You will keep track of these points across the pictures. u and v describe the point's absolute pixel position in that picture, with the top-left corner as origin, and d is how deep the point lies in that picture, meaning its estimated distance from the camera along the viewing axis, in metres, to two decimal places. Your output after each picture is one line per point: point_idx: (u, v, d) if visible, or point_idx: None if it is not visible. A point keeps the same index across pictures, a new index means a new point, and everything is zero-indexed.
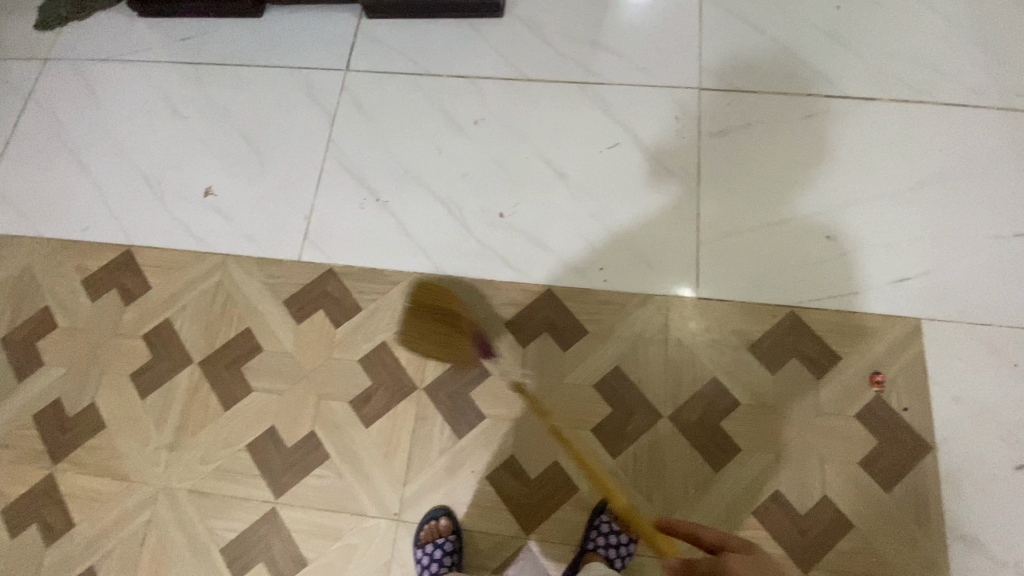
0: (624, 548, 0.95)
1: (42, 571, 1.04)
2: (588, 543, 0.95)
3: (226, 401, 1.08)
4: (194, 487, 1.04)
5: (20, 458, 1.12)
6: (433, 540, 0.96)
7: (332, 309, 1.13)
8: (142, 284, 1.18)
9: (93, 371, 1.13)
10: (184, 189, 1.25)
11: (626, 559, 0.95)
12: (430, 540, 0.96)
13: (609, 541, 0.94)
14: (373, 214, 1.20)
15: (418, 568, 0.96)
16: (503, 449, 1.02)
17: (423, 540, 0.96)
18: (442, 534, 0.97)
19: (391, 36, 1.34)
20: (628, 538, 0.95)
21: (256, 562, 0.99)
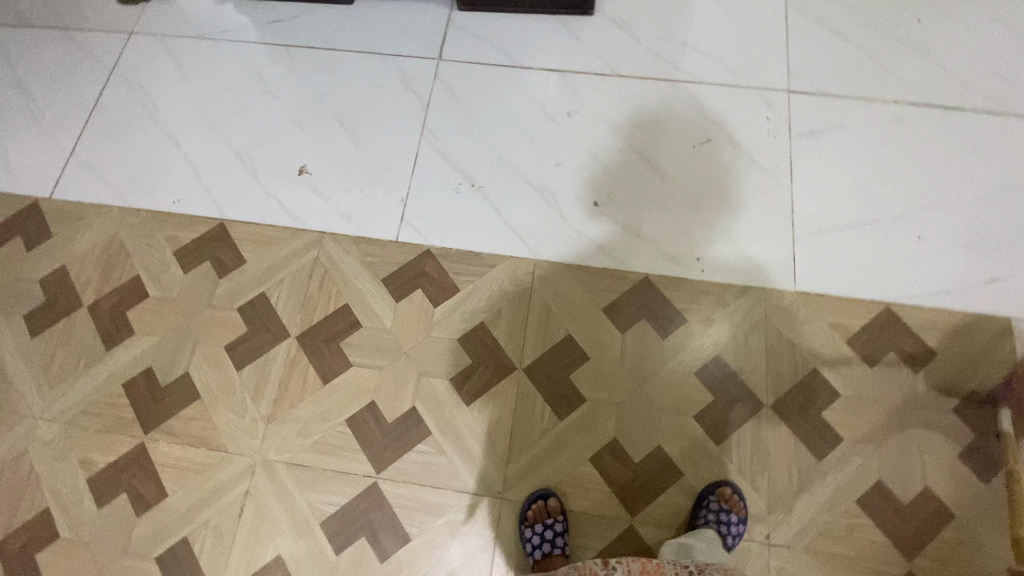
0: (736, 527, 0.94)
1: (129, 544, 0.99)
2: (699, 518, 0.95)
3: (326, 376, 1.09)
4: (294, 461, 1.03)
5: (107, 427, 1.07)
6: (542, 520, 0.96)
7: (431, 289, 1.14)
8: (237, 257, 1.18)
9: (186, 341, 1.12)
10: (279, 167, 1.26)
11: (737, 538, 0.94)
12: (539, 520, 0.96)
13: (721, 518, 0.93)
14: (468, 198, 1.22)
15: (528, 550, 0.95)
16: (607, 433, 1.03)
17: (531, 519, 0.96)
18: (550, 515, 0.97)
19: (483, 29, 1.37)
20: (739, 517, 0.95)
21: (358, 536, 0.99)
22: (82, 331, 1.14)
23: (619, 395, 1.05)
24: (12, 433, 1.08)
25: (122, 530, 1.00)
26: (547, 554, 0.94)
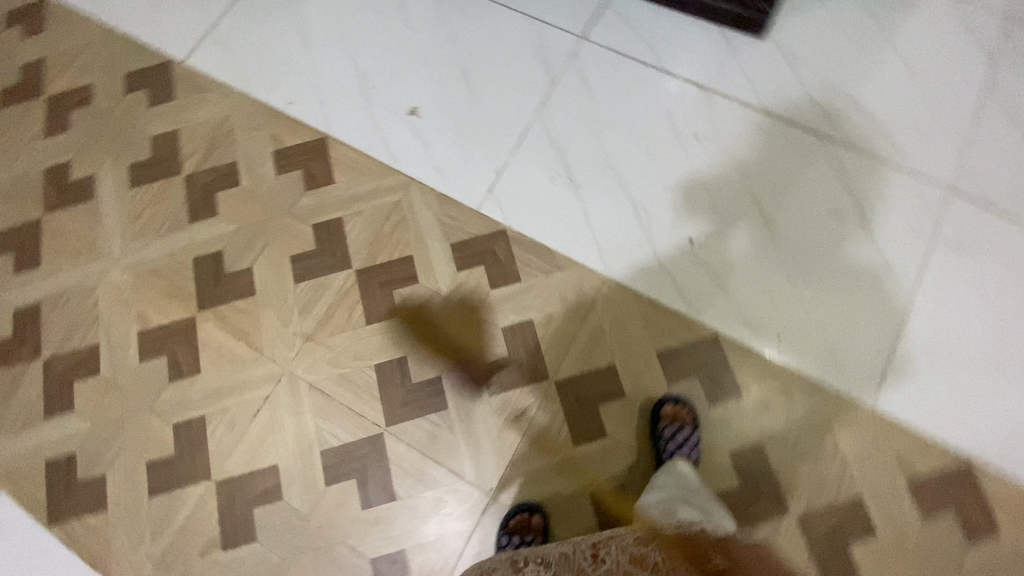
0: (692, 438, 0.97)
1: (156, 402, 1.07)
2: (663, 454, 0.96)
3: (370, 318, 1.10)
4: (316, 384, 1.07)
5: (168, 291, 1.13)
6: (521, 532, 0.95)
7: (494, 270, 1.11)
8: (327, 175, 1.19)
9: (258, 239, 1.16)
10: (392, 100, 1.25)
11: (697, 448, 0.98)
12: (519, 531, 0.95)
13: (677, 442, 0.95)
14: (562, 191, 1.16)
15: (500, 553, 0.95)
16: (616, 475, 0.99)
17: (511, 528, 0.95)
18: (531, 529, 0.95)
19: (638, 20, 1.27)
20: (689, 429, 0.98)
21: (350, 477, 1.01)
22: (174, 197, 1.20)
23: (642, 444, 1.00)
24: (91, 267, 1.17)
25: (154, 388, 1.08)
26: None
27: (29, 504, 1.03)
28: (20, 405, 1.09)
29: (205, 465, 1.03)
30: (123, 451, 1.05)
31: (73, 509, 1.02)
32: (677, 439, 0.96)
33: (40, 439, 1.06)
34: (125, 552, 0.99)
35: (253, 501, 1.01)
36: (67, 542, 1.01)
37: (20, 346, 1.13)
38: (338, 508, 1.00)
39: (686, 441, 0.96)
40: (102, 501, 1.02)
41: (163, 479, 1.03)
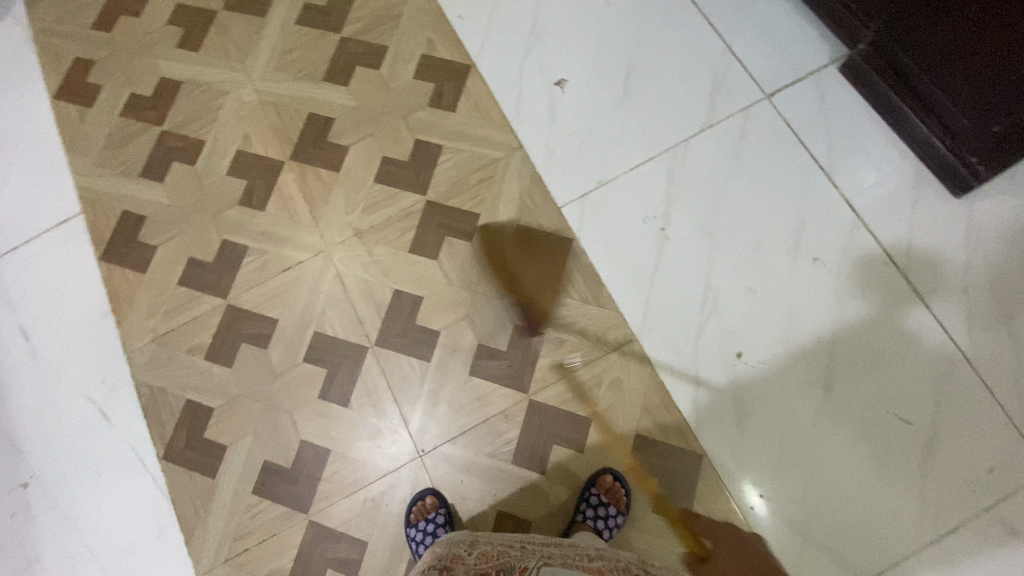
0: (613, 521, 0.95)
1: (220, 214, 1.19)
2: (578, 514, 0.96)
3: (414, 248, 1.14)
4: (341, 276, 1.14)
5: (275, 129, 1.23)
6: (422, 518, 0.97)
7: (540, 270, 1.09)
8: (452, 101, 1.20)
9: (366, 126, 1.20)
10: (548, 62, 1.21)
11: (613, 531, 0.95)
12: (419, 519, 0.97)
13: (597, 513, 0.94)
14: (648, 235, 1.09)
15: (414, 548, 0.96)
16: (531, 510, 0.99)
17: (412, 519, 0.97)
18: (430, 512, 0.98)
19: (834, 110, 1.12)
20: (617, 512, 0.96)
21: (322, 366, 1.09)
22: (323, 51, 1.26)
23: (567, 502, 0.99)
24: (232, 74, 1.28)
25: (224, 202, 1.20)
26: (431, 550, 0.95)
27: (100, 236, 1.22)
28: (130, 156, 1.26)
29: (226, 286, 1.15)
30: (178, 237, 1.19)
31: (123, 258, 1.19)
32: (597, 509, 0.95)
33: (130, 191, 1.23)
34: (140, 314, 1.16)
35: (244, 337, 1.12)
36: (109, 280, 1.19)
37: (153, 109, 1.28)
38: (300, 385, 1.09)
39: (606, 517, 0.95)
40: (144, 266, 1.18)
41: (192, 277, 1.16)
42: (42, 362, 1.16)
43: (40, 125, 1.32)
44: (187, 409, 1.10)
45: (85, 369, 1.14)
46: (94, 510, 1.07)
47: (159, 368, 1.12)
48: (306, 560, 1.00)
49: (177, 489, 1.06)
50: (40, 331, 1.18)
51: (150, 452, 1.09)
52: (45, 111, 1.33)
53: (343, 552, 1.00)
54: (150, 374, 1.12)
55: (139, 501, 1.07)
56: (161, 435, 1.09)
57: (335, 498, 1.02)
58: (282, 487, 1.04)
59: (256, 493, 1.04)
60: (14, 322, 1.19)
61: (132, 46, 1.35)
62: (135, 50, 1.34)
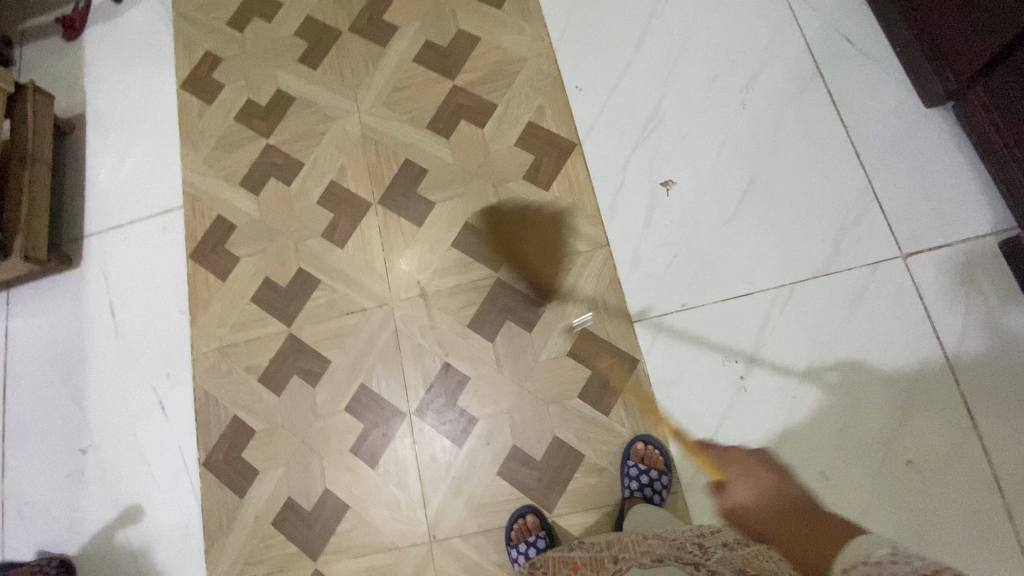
0: None
1: (303, 242, 1.23)
2: None
3: (474, 325, 1.11)
4: (398, 334, 1.14)
5: (371, 168, 1.24)
6: (524, 539, 0.96)
7: (595, 385, 1.03)
8: (549, 178, 1.14)
9: (458, 186, 1.19)
10: (660, 158, 1.11)
11: None
12: (521, 539, 0.97)
13: None
14: (723, 380, 1.00)
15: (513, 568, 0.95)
16: None
17: (515, 539, 0.97)
18: (532, 533, 0.97)
19: (979, 291, 0.97)
20: None
21: (360, 419, 1.10)
22: (434, 98, 1.25)
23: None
24: (342, 100, 1.29)
25: (309, 230, 1.23)
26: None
27: (193, 234, 1.29)
28: (234, 162, 1.31)
29: (291, 314, 1.19)
30: (259, 254, 1.24)
31: (208, 262, 1.26)
32: None
33: (228, 197, 1.29)
34: (211, 320, 1.22)
35: (296, 369, 1.15)
36: (192, 279, 1.26)
37: (263, 120, 1.32)
38: (335, 432, 1.10)
39: None
40: (225, 274, 1.24)
41: (263, 297, 1.21)
42: (121, 341, 1.25)
43: (164, 111, 1.40)
44: (233, 424, 1.15)
45: (155, 359, 1.23)
46: (138, 493, 1.16)
47: (216, 376, 1.18)
48: None
49: (208, 497, 1.13)
50: (126, 311, 1.27)
51: (193, 455, 1.15)
52: (171, 99, 1.41)
53: None
54: (208, 380, 1.18)
55: (175, 497, 1.14)
56: (206, 442, 1.16)
57: (342, 555, 1.04)
58: (298, 528, 1.07)
59: (275, 525, 1.08)
60: (106, 297, 1.30)
61: (258, 50, 1.39)
62: (261, 55, 1.38)
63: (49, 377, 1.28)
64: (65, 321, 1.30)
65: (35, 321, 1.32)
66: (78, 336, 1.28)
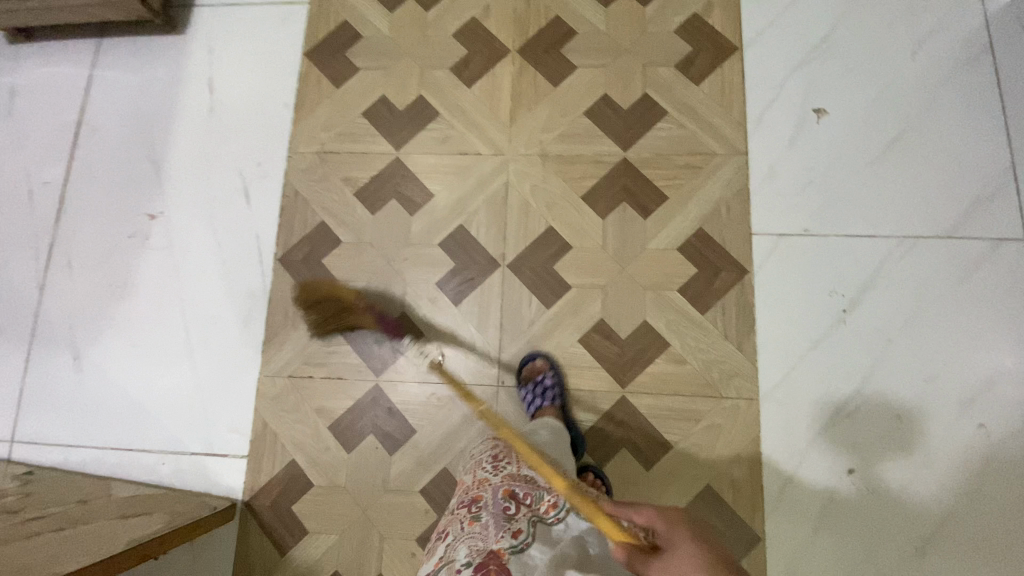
0: None
1: (430, 71, 1.17)
2: None
3: (587, 196, 1.08)
4: (507, 185, 1.11)
5: (518, 15, 1.18)
6: (533, 378, 1.01)
7: (700, 283, 1.02)
8: (702, 75, 1.12)
9: (604, 57, 1.14)
10: (819, 86, 1.10)
11: None
12: (532, 377, 1.01)
13: None
14: (825, 309, 1.01)
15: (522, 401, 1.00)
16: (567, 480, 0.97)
17: (525, 376, 1.02)
18: (541, 373, 1.01)
19: None
20: None
21: (452, 258, 1.09)
22: None
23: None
24: None
25: (438, 61, 1.18)
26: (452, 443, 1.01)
27: (314, 32, 1.22)
28: None
29: (403, 140, 1.15)
30: (382, 71, 1.18)
31: (325, 65, 1.20)
32: None
33: (359, 5, 1.22)
34: (316, 122, 1.17)
35: (396, 194, 1.13)
36: (303, 77, 1.19)
37: None
38: (425, 263, 1.10)
39: None
40: (340, 81, 1.18)
41: (377, 115, 1.17)
42: (214, 119, 1.19)
43: None
44: (319, 229, 1.12)
45: (246, 146, 1.17)
46: (200, 271, 1.12)
47: (310, 179, 1.14)
48: (354, 416, 1.04)
49: (276, 293, 1.09)
50: (224, 91, 1.21)
51: (268, 248, 1.11)
52: None
53: (389, 427, 1.03)
54: (301, 180, 1.14)
55: (240, 286, 1.10)
56: (285, 238, 1.12)
57: (406, 377, 1.05)
58: (366, 342, 1.07)
59: (343, 334, 1.07)
60: (206, 71, 1.22)
61: None
62: None
63: (128, 136, 1.21)
64: (156, 84, 1.23)
65: (126, 77, 1.25)
66: (167, 103, 1.22)
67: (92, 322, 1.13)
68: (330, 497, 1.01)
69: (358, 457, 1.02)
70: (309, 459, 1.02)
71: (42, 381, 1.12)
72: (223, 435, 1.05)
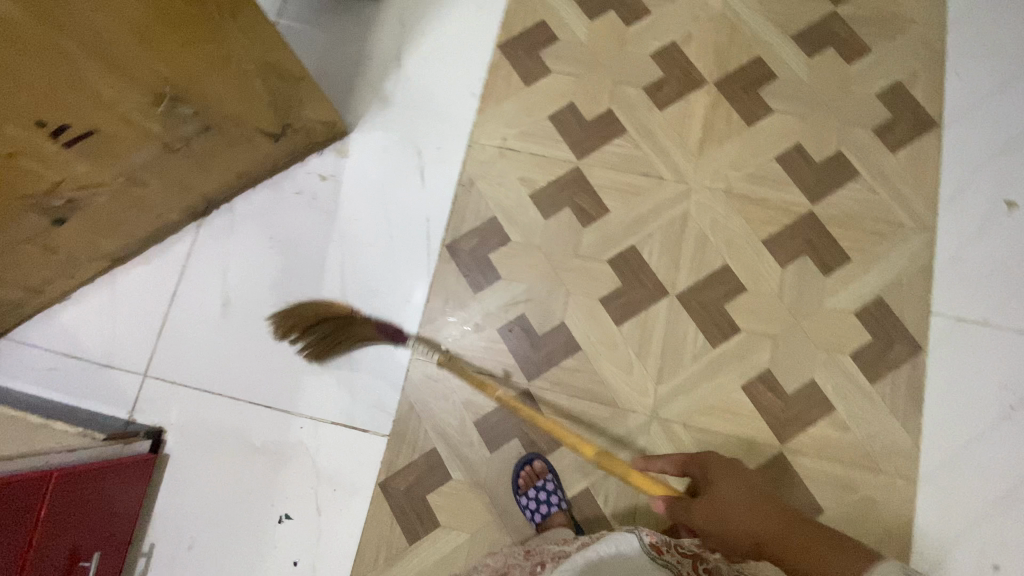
0: None
1: (623, 86, 1.17)
2: None
3: (767, 242, 1.07)
4: (687, 215, 1.09)
5: (719, 48, 1.17)
6: (531, 485, 0.97)
7: (870, 351, 1.02)
8: (898, 145, 1.11)
9: (801, 107, 1.13)
10: (1014, 177, 1.09)
11: None
12: (529, 484, 0.98)
13: None
14: (994, 401, 1.00)
15: (529, 514, 0.96)
16: None
17: (522, 485, 0.98)
18: (538, 477, 0.98)
19: None
20: None
21: (620, 277, 1.08)
22: (809, 15, 1.19)
23: None
24: None
25: (633, 78, 1.17)
26: (545, 515, 0.95)
27: (510, 26, 1.21)
28: None
29: (586, 150, 1.14)
30: (573, 77, 1.18)
31: (517, 61, 1.19)
32: None
33: (560, 8, 1.22)
34: (501, 117, 1.16)
35: (571, 202, 1.12)
36: (494, 69, 1.19)
37: None
38: (592, 278, 1.08)
39: None
40: (532, 79, 1.18)
41: (563, 121, 1.16)
42: (399, 94, 1.18)
43: None
44: (490, 223, 1.11)
45: (429, 126, 1.16)
46: (365, 242, 1.11)
47: (488, 172, 1.14)
48: (502, 417, 1.02)
49: (440, 279, 1.09)
50: (413, 67, 1.20)
51: (438, 233, 1.11)
52: None
53: (535, 435, 1.01)
54: (479, 171, 1.14)
55: (405, 262, 1.10)
56: (456, 226, 1.11)
57: (559, 389, 1.03)
58: (522, 345, 1.05)
59: (500, 332, 1.06)
60: (396, 44, 1.21)
61: None
62: None
63: None
64: (343, 46, 1.22)
65: (312, 33, 1.23)
66: (352, 67, 1.20)
67: (246, 270, 1.11)
68: (467, 494, 1.00)
69: (501, 459, 1.01)
70: (452, 451, 1.01)
71: (184, 321, 1.09)
72: (368, 409, 1.03)
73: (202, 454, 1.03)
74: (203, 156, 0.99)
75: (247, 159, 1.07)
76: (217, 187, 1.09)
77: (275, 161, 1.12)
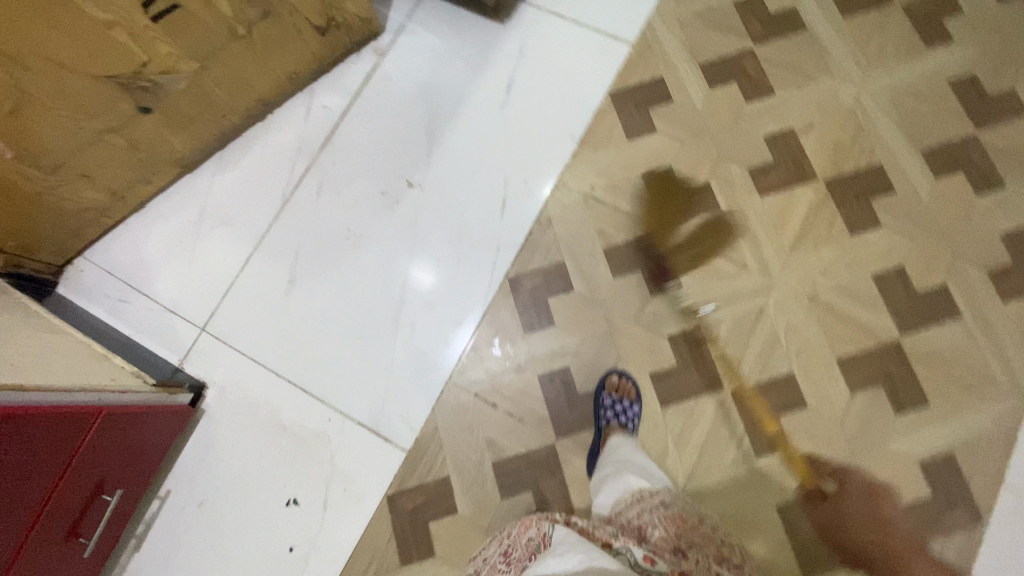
0: None
1: (726, 162, 1.12)
2: None
3: (840, 361, 1.00)
4: (761, 311, 1.04)
5: (838, 147, 1.11)
6: None
7: (925, 507, 0.94)
8: (1013, 294, 1.01)
9: (913, 228, 1.06)
10: None
11: None
12: None
13: None
14: None
15: None
16: None
17: None
18: None
19: None
20: None
21: (675, 357, 1.04)
22: (946, 133, 1.11)
23: None
24: (852, 65, 1.15)
25: (739, 157, 1.13)
26: None
27: (627, 76, 1.19)
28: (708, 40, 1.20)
29: (672, 218, 1.11)
30: (678, 142, 1.15)
31: (625, 112, 1.17)
32: None
33: (681, 69, 1.19)
34: (595, 165, 1.15)
35: (643, 267, 1.09)
36: (600, 115, 1.18)
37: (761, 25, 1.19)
38: (646, 350, 1.05)
39: None
40: (635, 134, 1.16)
41: (656, 183, 1.13)
42: (502, 121, 1.19)
43: None
44: (557, 268, 1.10)
45: (522, 157, 1.16)
46: (433, 257, 1.12)
47: (568, 217, 1.12)
48: (522, 465, 1.01)
49: (495, 311, 1.08)
50: (521, 97, 1.20)
51: (505, 266, 1.10)
52: None
53: (550, 492, 1.00)
54: (560, 214, 1.13)
55: (466, 285, 1.10)
56: (523, 262, 1.10)
57: (585, 453, 1.01)
58: (559, 399, 1.04)
59: (541, 380, 1.05)
60: (510, 70, 1.21)
61: None
62: None
63: (414, 97, 1.21)
64: (458, 60, 1.23)
65: (431, 39, 1.24)
66: (463, 84, 1.21)
67: (316, 255, 1.15)
68: (468, 531, 0.99)
69: (511, 506, 0.99)
70: (464, 484, 1.01)
71: (249, 289, 1.14)
72: (395, 421, 1.04)
73: (233, 418, 1.07)
74: (261, 45, 1.04)
75: (297, 54, 1.12)
76: (272, 84, 1.15)
77: (319, 57, 1.18)
